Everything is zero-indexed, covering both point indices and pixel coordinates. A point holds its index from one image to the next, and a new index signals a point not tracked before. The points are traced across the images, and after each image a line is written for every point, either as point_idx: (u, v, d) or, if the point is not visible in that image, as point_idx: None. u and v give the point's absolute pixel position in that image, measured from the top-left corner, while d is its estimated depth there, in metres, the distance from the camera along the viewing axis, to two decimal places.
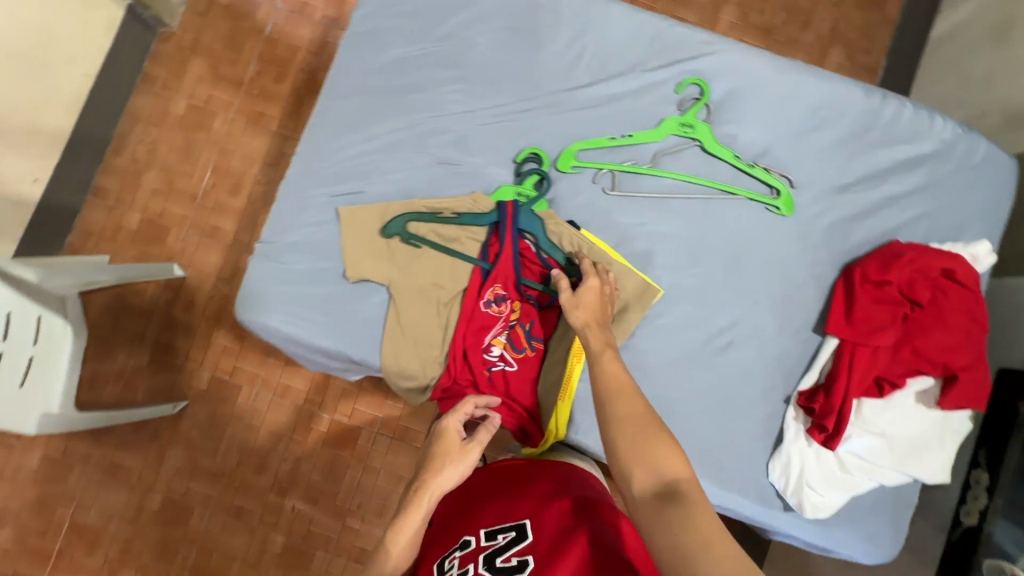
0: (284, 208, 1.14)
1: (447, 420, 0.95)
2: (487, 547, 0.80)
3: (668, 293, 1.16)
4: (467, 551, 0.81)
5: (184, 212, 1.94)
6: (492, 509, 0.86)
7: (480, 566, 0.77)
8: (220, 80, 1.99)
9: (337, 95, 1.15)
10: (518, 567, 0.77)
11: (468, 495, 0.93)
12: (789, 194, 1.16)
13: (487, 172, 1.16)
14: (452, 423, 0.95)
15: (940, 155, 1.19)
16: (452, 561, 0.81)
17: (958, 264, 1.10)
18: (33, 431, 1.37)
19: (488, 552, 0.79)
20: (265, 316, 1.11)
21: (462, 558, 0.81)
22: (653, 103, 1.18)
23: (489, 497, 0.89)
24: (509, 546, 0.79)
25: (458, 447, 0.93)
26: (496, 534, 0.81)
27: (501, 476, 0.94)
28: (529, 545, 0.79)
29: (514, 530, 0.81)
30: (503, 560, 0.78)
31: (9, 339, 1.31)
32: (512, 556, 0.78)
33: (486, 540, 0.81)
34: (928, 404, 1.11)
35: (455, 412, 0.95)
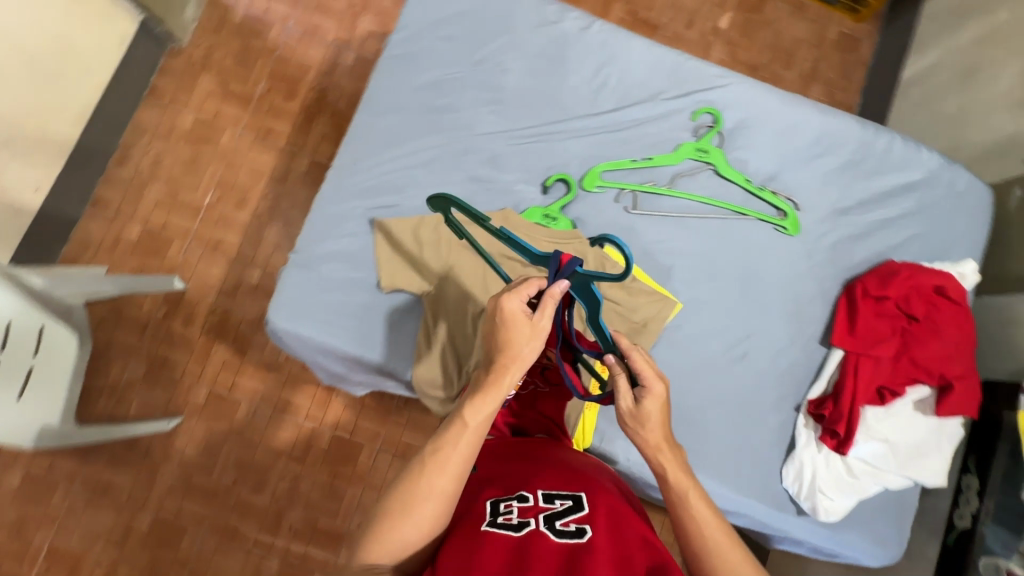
0: (318, 220, 1.17)
1: (506, 299, 0.81)
2: (546, 508, 0.77)
3: (685, 306, 1.22)
4: (525, 505, 0.78)
5: (188, 224, 1.93)
6: (551, 475, 0.84)
7: (541, 522, 0.75)
8: (230, 96, 2.01)
9: (372, 113, 1.20)
10: (577, 533, 0.74)
11: (518, 459, 0.89)
12: (795, 215, 1.26)
13: (516, 189, 1.22)
14: (512, 307, 0.81)
15: (928, 183, 1.30)
16: (507, 508, 0.78)
17: (948, 282, 1.20)
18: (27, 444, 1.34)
19: (547, 512, 0.77)
20: (298, 324, 1.12)
21: (519, 509, 0.78)
22: (670, 130, 1.27)
23: (544, 464, 0.87)
24: (567, 512, 0.77)
25: (527, 328, 0.80)
26: (555, 497, 0.79)
27: (554, 454, 0.91)
28: (588, 515, 0.76)
29: (572, 499, 0.79)
30: (562, 524, 0.75)
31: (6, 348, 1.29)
32: (571, 522, 0.76)
33: (546, 500, 0.78)
34: (925, 412, 1.20)
35: (530, 284, 0.82)
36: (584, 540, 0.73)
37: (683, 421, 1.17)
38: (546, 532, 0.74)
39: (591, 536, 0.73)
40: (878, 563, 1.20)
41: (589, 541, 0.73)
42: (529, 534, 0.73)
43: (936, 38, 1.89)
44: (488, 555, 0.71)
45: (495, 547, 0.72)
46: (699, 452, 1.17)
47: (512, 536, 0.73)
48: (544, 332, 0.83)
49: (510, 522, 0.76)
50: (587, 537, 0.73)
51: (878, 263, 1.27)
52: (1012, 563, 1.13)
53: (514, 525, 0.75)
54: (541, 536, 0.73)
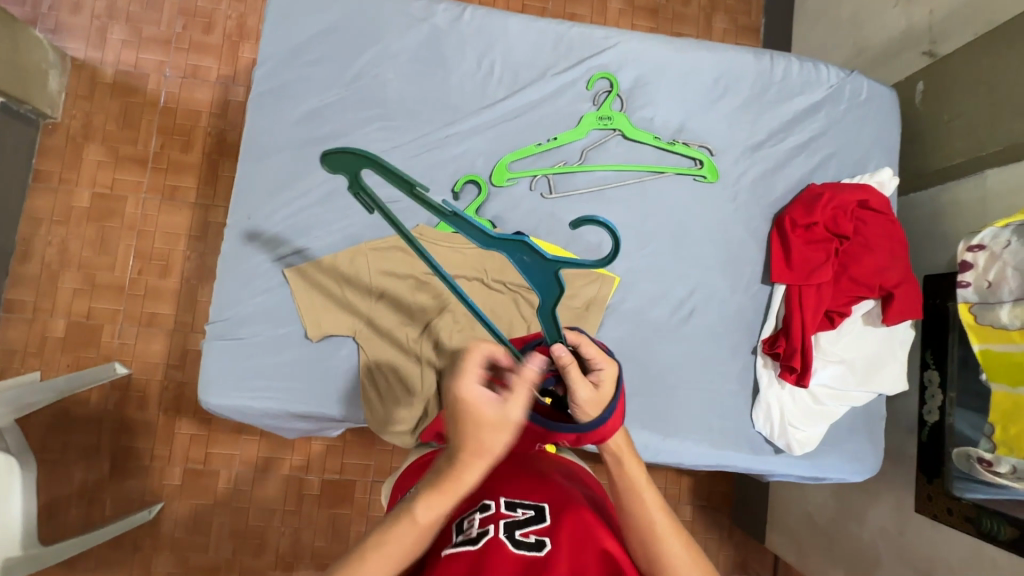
0: (227, 282, 1.10)
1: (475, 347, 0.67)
2: (507, 516, 0.76)
3: (625, 279, 1.20)
4: (487, 514, 0.76)
5: (114, 306, 1.81)
6: (515, 481, 0.82)
7: (499, 531, 0.73)
8: (123, 161, 1.88)
9: (258, 158, 1.13)
10: (536, 545, 0.73)
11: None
12: (711, 161, 1.24)
13: (427, 203, 1.16)
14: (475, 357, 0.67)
15: (832, 98, 1.30)
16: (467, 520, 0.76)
17: (869, 194, 1.21)
18: None
19: (507, 521, 0.75)
20: (233, 397, 1.06)
21: (480, 520, 0.76)
22: (569, 104, 1.22)
23: (509, 470, 0.85)
24: (528, 523, 0.75)
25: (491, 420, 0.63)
26: (518, 505, 0.77)
27: (519, 457, 0.89)
28: (549, 527, 0.75)
29: (534, 508, 0.77)
30: (521, 535, 0.74)
31: None
32: (531, 533, 0.74)
33: (507, 509, 0.77)
34: (874, 324, 1.21)
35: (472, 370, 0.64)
36: (543, 553, 0.71)
37: (647, 391, 1.17)
38: (504, 543, 0.72)
39: (551, 550, 0.72)
40: (861, 477, 1.23)
41: (548, 555, 0.71)
42: (487, 544, 0.72)
43: None
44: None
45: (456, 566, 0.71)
46: (669, 419, 1.17)
47: (470, 551, 0.72)
48: (515, 423, 0.64)
49: (469, 537, 0.74)
50: (546, 551, 0.72)
51: (800, 189, 1.27)
52: (982, 450, 1.15)
53: (473, 539, 0.74)
54: (498, 548, 0.72)
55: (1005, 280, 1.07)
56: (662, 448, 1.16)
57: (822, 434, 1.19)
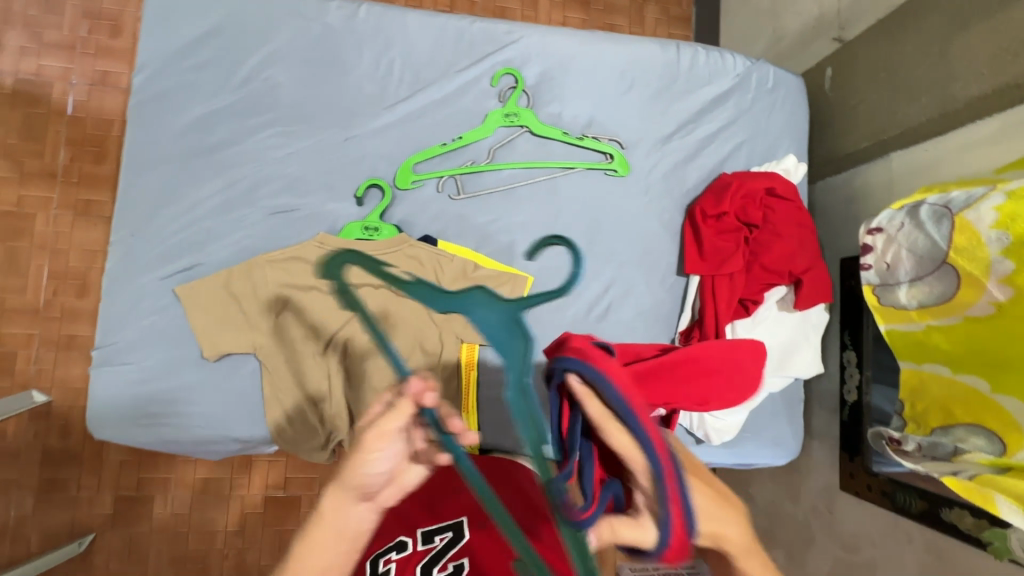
0: (114, 305, 1.03)
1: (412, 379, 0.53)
2: (426, 552, 0.78)
3: (540, 278, 1.18)
4: (405, 555, 0.77)
5: (27, 330, 1.71)
6: (429, 507, 0.83)
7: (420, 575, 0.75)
8: (28, 176, 1.76)
9: (142, 170, 1.06)
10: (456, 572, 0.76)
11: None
12: (621, 155, 1.23)
13: (328, 210, 1.12)
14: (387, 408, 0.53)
15: (740, 87, 1.30)
16: (386, 565, 0.75)
17: (776, 182, 1.22)
18: None
19: (427, 557, 0.77)
20: (131, 427, 1.02)
21: (399, 562, 0.76)
22: (474, 102, 1.19)
23: (422, 494, 0.84)
24: (447, 550, 0.78)
25: None
26: (434, 534, 0.79)
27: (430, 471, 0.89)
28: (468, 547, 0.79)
29: (451, 530, 0.80)
30: (441, 567, 0.76)
31: None
32: (451, 562, 0.77)
33: (424, 543, 0.78)
34: (788, 309, 1.23)
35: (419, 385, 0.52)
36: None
37: None
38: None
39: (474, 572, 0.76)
40: (783, 461, 1.25)
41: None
42: None
43: None
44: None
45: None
46: None
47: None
48: None
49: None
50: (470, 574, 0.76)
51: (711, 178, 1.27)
52: (892, 427, 1.14)
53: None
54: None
55: (901, 262, 1.08)
56: None
57: (742, 421, 1.19)
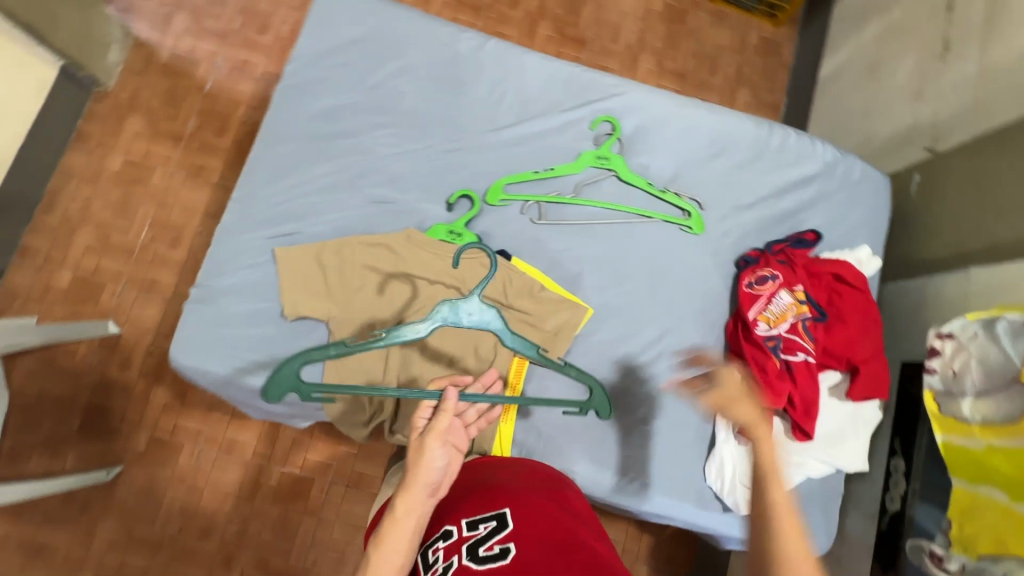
0: (219, 252, 1.15)
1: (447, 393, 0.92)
2: (469, 537, 0.83)
3: (598, 312, 1.23)
4: (450, 543, 0.84)
5: (121, 267, 1.89)
6: (469, 500, 0.89)
7: (463, 558, 0.80)
8: (160, 135, 2.00)
9: (272, 143, 1.20)
10: (500, 554, 0.79)
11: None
12: (698, 214, 1.28)
13: (420, 209, 1.22)
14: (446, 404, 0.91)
15: (825, 174, 1.34)
16: (435, 553, 0.84)
17: (845, 268, 1.23)
18: None
19: (470, 542, 0.82)
20: (202, 361, 1.10)
21: (444, 549, 0.84)
22: (570, 140, 1.29)
23: (462, 490, 0.92)
24: (491, 536, 0.82)
25: (416, 454, 0.88)
26: (477, 522, 0.84)
27: (468, 471, 0.97)
28: (510, 531, 0.81)
29: (494, 519, 0.84)
30: (486, 550, 0.80)
31: None
32: (495, 544, 0.80)
33: (468, 530, 0.84)
34: (839, 397, 1.22)
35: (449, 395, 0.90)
36: (506, 560, 0.78)
37: (601, 425, 1.18)
38: (470, 563, 0.79)
39: (513, 554, 0.78)
40: (811, 555, 1.19)
41: (511, 559, 0.78)
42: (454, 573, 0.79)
43: (845, 37, 1.97)
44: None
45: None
46: (621, 458, 1.16)
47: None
48: (433, 458, 0.89)
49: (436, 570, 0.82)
50: (509, 556, 0.78)
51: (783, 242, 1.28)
52: (935, 544, 1.13)
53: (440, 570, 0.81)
54: (465, 568, 0.79)
55: (968, 371, 1.08)
56: (608, 485, 1.15)
57: None
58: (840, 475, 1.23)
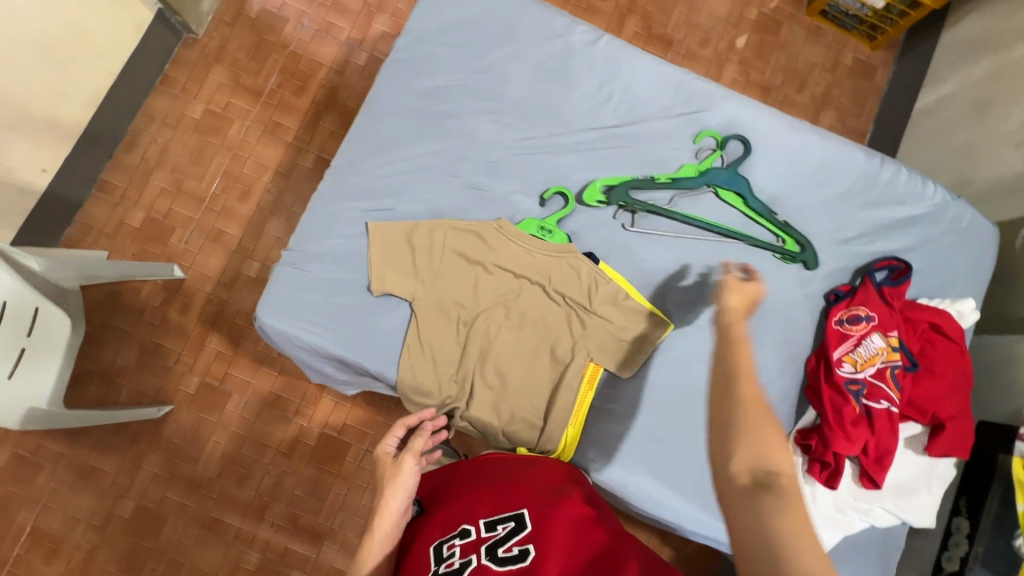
0: (315, 218, 1.16)
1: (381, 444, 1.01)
2: (488, 537, 0.78)
3: (679, 328, 1.21)
4: (467, 540, 0.79)
5: (190, 214, 1.93)
6: (487, 500, 0.85)
7: (481, 556, 0.75)
8: (240, 88, 2.02)
9: (375, 116, 1.20)
10: (519, 556, 0.74)
11: (458, 481, 0.94)
12: (795, 242, 1.24)
13: (513, 200, 1.21)
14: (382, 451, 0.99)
15: (931, 217, 1.28)
16: (450, 550, 0.79)
17: (943, 319, 1.18)
18: (15, 425, 1.36)
19: (488, 543, 0.77)
20: (286, 323, 1.11)
21: (461, 547, 0.78)
22: (672, 149, 1.26)
23: (476, 489, 0.88)
24: (510, 536, 0.77)
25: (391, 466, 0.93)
26: (496, 524, 0.80)
27: (482, 474, 0.94)
28: (530, 534, 0.77)
29: (513, 520, 0.80)
30: (504, 551, 0.76)
31: (32, 337, 1.40)
32: (514, 546, 0.76)
33: (486, 531, 0.79)
34: (916, 450, 1.17)
35: (385, 436, 0.98)
36: (527, 562, 0.73)
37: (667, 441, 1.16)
38: (488, 564, 0.74)
39: (534, 556, 0.73)
40: None
41: (532, 562, 0.73)
42: (472, 572, 0.74)
43: (951, 71, 1.86)
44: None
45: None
46: (683, 478, 1.15)
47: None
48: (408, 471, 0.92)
49: (451, 567, 0.76)
50: (530, 559, 0.73)
51: (872, 277, 1.22)
52: None
53: (456, 568, 0.76)
54: (484, 569, 0.74)
55: None
56: (664, 502, 1.15)
57: (832, 542, 1.16)
58: (903, 529, 1.20)
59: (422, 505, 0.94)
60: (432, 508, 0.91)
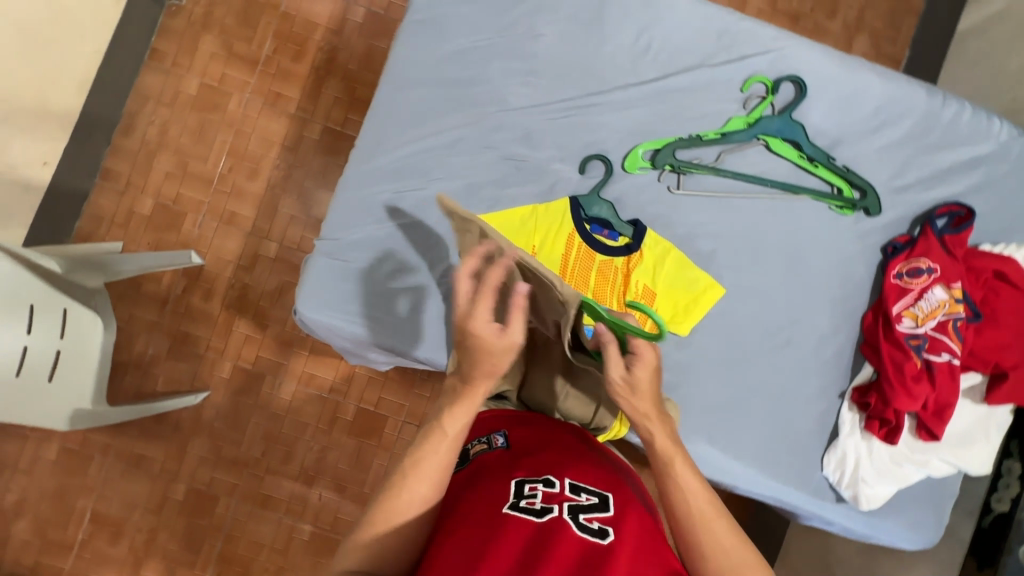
0: (344, 203, 1.10)
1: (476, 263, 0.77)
2: (571, 499, 0.75)
3: (729, 292, 1.17)
4: (552, 490, 0.75)
5: (201, 196, 1.86)
6: (581, 466, 0.81)
7: (564, 513, 0.72)
8: (235, 58, 1.89)
9: (398, 88, 1.11)
10: (598, 532, 0.71)
11: (547, 434, 0.88)
12: (851, 193, 1.17)
13: (552, 169, 1.14)
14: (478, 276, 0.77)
15: (997, 156, 1.20)
16: (532, 491, 0.76)
17: (1010, 267, 1.13)
18: (64, 427, 1.45)
19: (572, 504, 0.74)
20: (329, 315, 1.08)
21: (544, 494, 0.75)
22: (718, 101, 1.16)
23: (570, 453, 0.84)
24: (592, 508, 0.74)
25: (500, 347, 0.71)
26: (582, 490, 0.76)
27: (573, 440, 0.89)
28: (612, 517, 0.74)
29: (598, 496, 0.77)
30: (585, 519, 0.72)
31: (66, 338, 1.38)
32: (595, 520, 0.73)
33: (571, 491, 0.76)
34: (975, 400, 1.16)
35: (488, 303, 0.68)
36: (605, 542, 0.70)
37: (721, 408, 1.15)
38: (568, 524, 0.71)
39: (615, 539, 0.71)
40: (914, 547, 1.20)
41: (611, 544, 0.70)
42: (551, 522, 0.71)
43: None
44: (506, 539, 0.69)
45: (516, 529, 0.70)
46: (738, 442, 1.15)
47: (533, 522, 0.71)
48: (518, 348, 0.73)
49: (533, 507, 0.73)
50: (609, 539, 0.71)
51: (933, 226, 1.16)
52: None
53: (536, 511, 0.73)
54: (562, 529, 0.71)
55: None
56: (721, 468, 1.14)
57: (890, 495, 1.15)
58: (958, 477, 1.20)
59: (509, 439, 0.87)
60: (518, 446, 0.86)
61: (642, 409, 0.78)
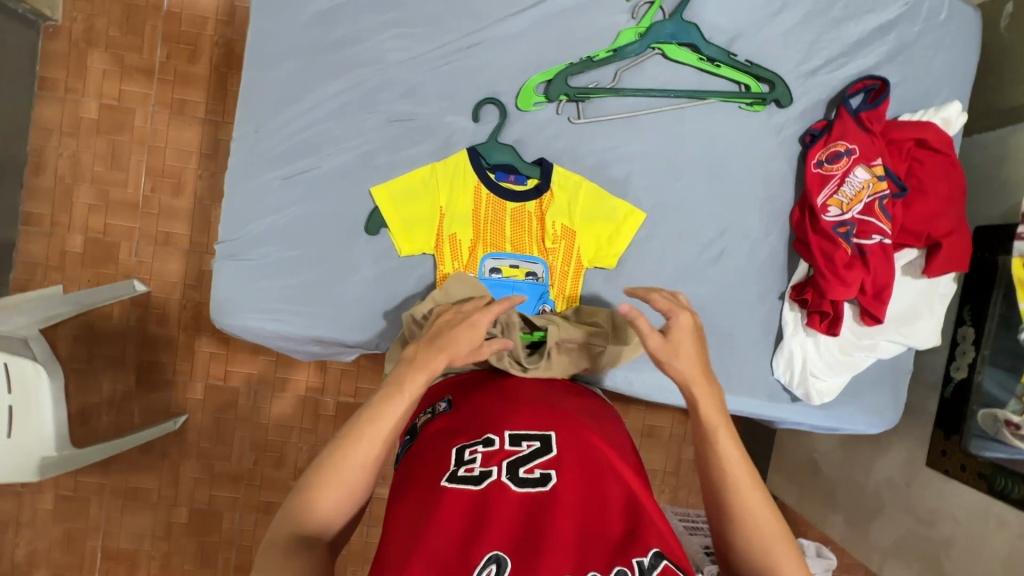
0: (236, 200, 1.05)
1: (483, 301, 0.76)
2: (511, 453, 0.68)
3: (652, 214, 1.13)
4: (490, 450, 0.68)
5: (130, 223, 1.64)
6: (520, 415, 0.73)
7: (502, 472, 0.66)
8: (130, 70, 1.63)
9: (266, 66, 1.04)
10: (541, 481, 0.65)
11: (488, 391, 0.80)
12: (759, 88, 1.12)
13: (445, 122, 1.09)
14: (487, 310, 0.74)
15: (906, 18, 1.14)
16: (471, 455, 0.68)
17: (928, 131, 1.09)
18: (35, 478, 1.16)
19: (512, 458, 0.67)
20: (244, 318, 1.03)
21: (483, 455, 0.68)
22: (606, 15, 1.10)
23: (512, 404, 0.76)
24: (534, 457, 0.68)
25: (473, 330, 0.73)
26: (522, 439, 0.69)
27: (521, 386, 0.81)
28: (554, 459, 0.67)
29: (539, 440, 0.69)
30: (526, 472, 0.66)
31: (14, 392, 1.14)
32: (537, 468, 0.66)
33: (510, 444, 0.69)
34: (914, 275, 1.13)
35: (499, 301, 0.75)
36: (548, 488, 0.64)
37: None
38: (508, 482, 0.65)
39: (556, 483, 0.65)
40: (877, 430, 1.21)
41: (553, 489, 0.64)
42: (489, 486, 0.65)
43: None
44: (443, 514, 0.62)
45: (453, 502, 0.63)
46: None
47: (472, 489, 0.64)
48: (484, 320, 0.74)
49: (471, 473, 0.66)
50: (551, 485, 0.64)
51: (848, 105, 1.11)
52: (1010, 411, 1.08)
53: (475, 476, 0.66)
54: (501, 488, 0.65)
55: None
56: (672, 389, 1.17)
57: (842, 385, 1.15)
58: (910, 352, 1.20)
59: (451, 402, 0.80)
60: (462, 409, 0.77)
61: (689, 367, 0.71)
